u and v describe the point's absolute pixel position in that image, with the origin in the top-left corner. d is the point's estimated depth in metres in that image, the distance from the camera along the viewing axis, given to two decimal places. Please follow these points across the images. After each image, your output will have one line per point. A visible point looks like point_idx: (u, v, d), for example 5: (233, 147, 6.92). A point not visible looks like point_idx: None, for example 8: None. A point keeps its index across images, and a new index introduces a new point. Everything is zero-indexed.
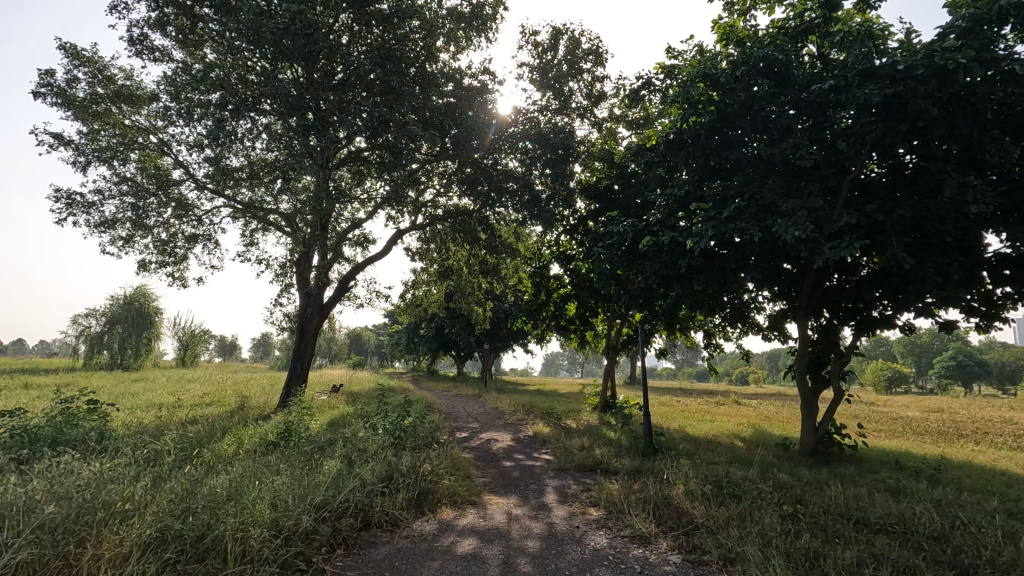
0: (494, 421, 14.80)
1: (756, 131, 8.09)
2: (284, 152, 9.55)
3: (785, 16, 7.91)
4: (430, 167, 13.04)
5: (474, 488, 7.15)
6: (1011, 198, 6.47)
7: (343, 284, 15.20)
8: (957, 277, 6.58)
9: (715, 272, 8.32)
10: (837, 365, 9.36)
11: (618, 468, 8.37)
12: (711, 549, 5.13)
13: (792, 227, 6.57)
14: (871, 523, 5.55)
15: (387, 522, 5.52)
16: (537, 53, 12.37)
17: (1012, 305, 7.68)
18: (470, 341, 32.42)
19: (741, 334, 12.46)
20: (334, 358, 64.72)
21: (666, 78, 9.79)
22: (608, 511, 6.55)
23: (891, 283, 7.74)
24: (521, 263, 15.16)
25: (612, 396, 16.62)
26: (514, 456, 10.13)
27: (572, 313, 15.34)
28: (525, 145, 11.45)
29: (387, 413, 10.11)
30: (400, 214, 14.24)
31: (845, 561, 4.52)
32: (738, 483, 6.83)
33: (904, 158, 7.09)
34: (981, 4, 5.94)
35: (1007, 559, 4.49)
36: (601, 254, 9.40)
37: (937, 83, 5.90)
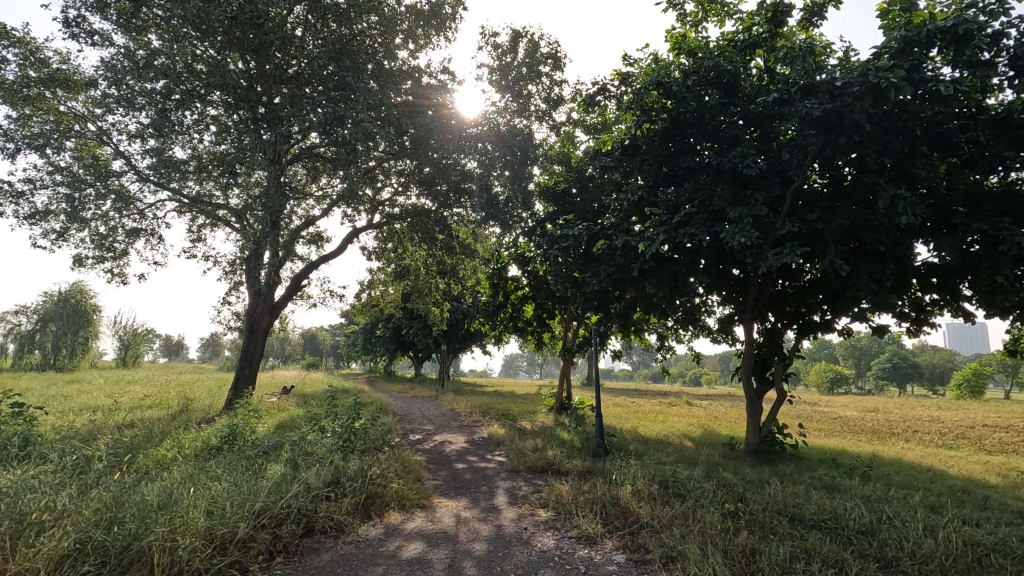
0: (449, 423, 14.69)
1: (707, 140, 8.37)
2: (232, 145, 9.21)
3: (734, 30, 8.16)
4: (388, 166, 12.85)
5: (424, 491, 7.07)
6: (939, 211, 6.88)
7: (295, 284, 14.78)
8: (889, 284, 6.95)
9: (667, 275, 8.52)
10: (780, 367, 9.71)
11: (570, 469, 8.46)
12: (654, 548, 5.23)
13: (738, 234, 6.79)
14: (806, 520, 5.79)
15: (331, 528, 5.39)
16: (497, 55, 12.37)
17: (940, 312, 8.17)
18: (428, 342, 32.16)
19: (692, 336, 12.81)
20: (287, 358, 63.09)
21: (622, 85, 10.02)
22: (557, 511, 6.61)
23: (830, 289, 8.11)
24: (480, 264, 15.12)
25: (568, 397, 16.79)
26: (467, 458, 10.08)
27: (529, 315, 15.42)
28: (484, 147, 11.42)
29: (338, 415, 9.88)
30: (356, 213, 13.97)
31: (779, 557, 4.68)
32: (684, 483, 7.00)
33: (843, 170, 7.48)
34: (912, 26, 6.31)
35: (926, 550, 4.76)
36: (557, 257, 9.49)
37: (871, 100, 6.16)
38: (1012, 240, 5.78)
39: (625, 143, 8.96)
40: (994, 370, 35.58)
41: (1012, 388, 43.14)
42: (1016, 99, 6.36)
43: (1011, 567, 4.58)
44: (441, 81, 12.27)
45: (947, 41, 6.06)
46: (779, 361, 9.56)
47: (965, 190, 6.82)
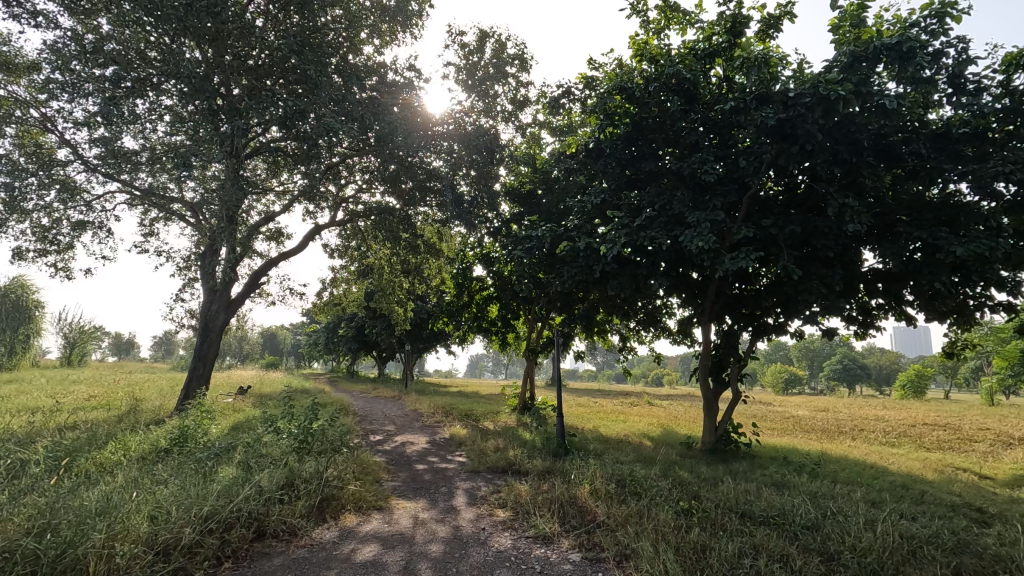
0: (411, 424, 14.56)
1: (668, 145, 8.53)
2: (188, 136, 8.88)
3: (695, 38, 8.32)
4: (352, 162, 12.66)
5: (381, 492, 6.98)
6: (884, 220, 7.22)
7: (253, 281, 14.39)
8: (838, 288, 7.24)
9: (628, 277, 8.65)
10: (736, 368, 9.99)
11: (529, 469, 8.49)
12: (609, 547, 5.29)
13: (697, 237, 6.94)
14: (755, 516, 5.97)
15: (284, 532, 5.25)
16: (464, 54, 12.34)
17: (885, 315, 8.57)
18: (392, 342, 31.83)
19: (653, 337, 13.06)
20: (245, 358, 61.33)
21: (586, 89, 10.12)
22: (515, 511, 6.62)
23: (784, 293, 8.39)
24: (445, 264, 15.01)
25: (531, 397, 16.87)
26: (428, 459, 10.01)
27: (494, 315, 15.40)
28: (450, 146, 11.32)
29: (294, 416, 9.65)
30: (319, 209, 13.69)
31: (728, 553, 4.82)
32: (641, 482, 7.13)
33: (797, 179, 7.76)
34: (860, 42, 6.60)
35: (867, 543, 4.98)
36: (521, 258, 9.50)
37: (822, 111, 6.40)
38: (949, 248, 6.12)
39: (589, 146, 9.04)
40: (935, 372, 37.52)
41: (952, 389, 45.66)
42: (954, 116, 6.74)
43: (942, 558, 4.84)
44: (406, 78, 12.15)
45: (892, 57, 6.36)
46: (734, 361, 9.85)
47: (908, 200, 7.18)
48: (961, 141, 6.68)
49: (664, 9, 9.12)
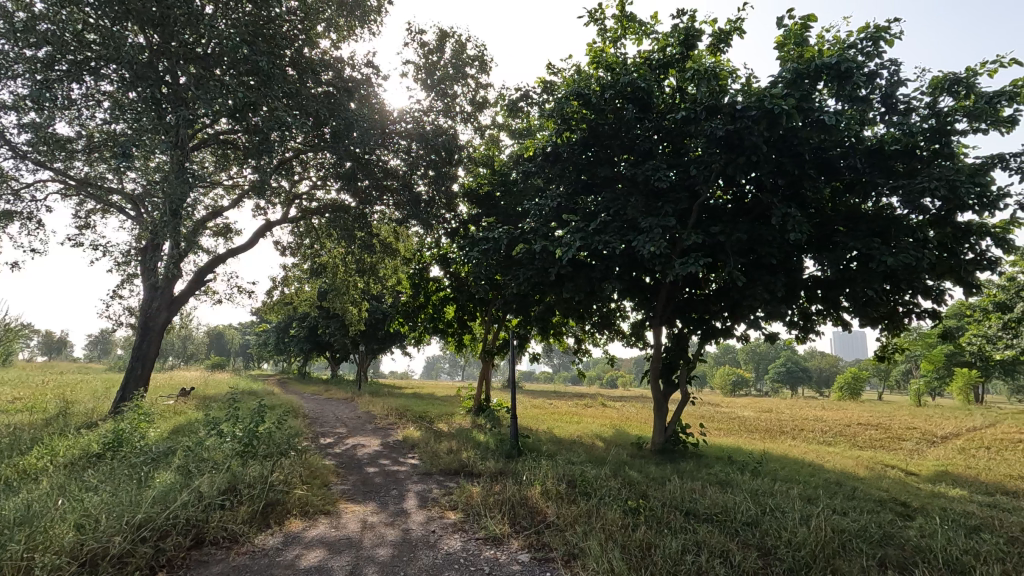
0: (363, 426, 14.31)
1: (623, 152, 8.70)
2: (129, 125, 8.45)
3: (650, 49, 8.53)
4: (306, 157, 12.36)
5: (329, 496, 6.83)
6: (823, 229, 7.61)
7: (199, 278, 13.82)
8: (780, 294, 7.57)
9: (583, 280, 8.78)
10: (685, 370, 10.28)
11: (482, 471, 8.48)
12: (558, 546, 5.35)
13: (648, 242, 7.12)
14: (700, 514, 6.17)
15: (224, 538, 5.06)
16: (423, 53, 12.24)
17: (823, 320, 9.00)
18: (346, 342, 31.18)
19: (607, 339, 13.29)
20: (188, 358, 58.69)
21: (544, 93, 10.22)
22: (466, 514, 6.60)
23: (730, 298, 8.70)
24: (401, 264, 14.84)
25: (486, 398, 16.85)
26: (380, 461, 9.85)
27: (450, 317, 15.28)
28: (407, 144, 11.21)
29: (240, 418, 9.32)
30: (270, 205, 13.29)
31: (672, 550, 4.96)
32: (591, 482, 7.25)
33: (744, 188, 8.07)
34: (802, 60, 6.93)
35: (801, 538, 5.22)
36: (478, 259, 9.50)
37: (766, 125, 6.69)
38: (881, 258, 6.50)
39: (546, 149, 9.14)
40: (870, 374, 39.73)
41: (884, 391, 48.46)
42: (886, 133, 7.16)
43: (869, 550, 5.12)
44: (364, 74, 11.96)
45: (832, 76, 6.71)
46: (684, 363, 10.14)
47: (845, 212, 7.59)
48: (893, 157, 7.10)
49: (621, 18, 9.31)
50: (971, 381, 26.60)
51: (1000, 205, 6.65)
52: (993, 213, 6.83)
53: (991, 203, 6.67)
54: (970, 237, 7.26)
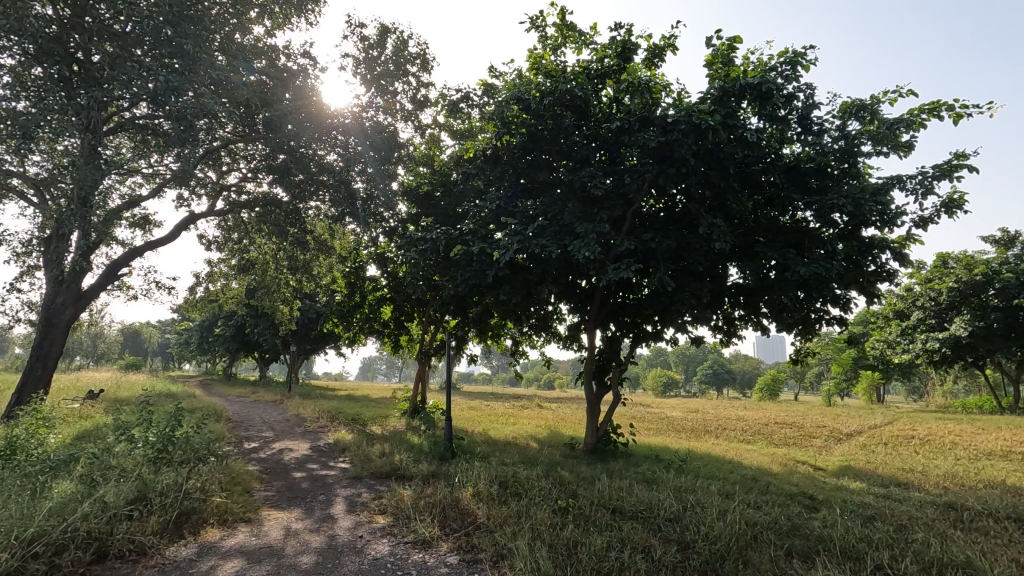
0: (292, 430, 13.76)
1: (562, 158, 8.87)
2: (32, 103, 7.74)
3: (588, 58, 8.73)
4: (235, 148, 11.79)
5: (251, 503, 6.53)
6: (745, 240, 8.06)
7: (111, 272, 12.83)
8: (705, 299, 7.95)
9: (520, 283, 8.87)
10: (617, 372, 10.57)
11: (414, 474, 8.36)
12: (486, 547, 5.38)
13: (583, 247, 7.28)
14: (625, 511, 6.37)
15: (130, 551, 4.72)
16: (363, 47, 11.96)
17: (744, 325, 9.52)
18: (276, 343, 29.88)
19: (544, 341, 13.46)
20: (99, 358, 54.39)
21: (486, 96, 10.25)
22: (395, 518, 6.49)
23: (660, 302, 9.03)
24: (335, 262, 14.40)
25: (422, 400, 16.63)
26: (307, 466, 9.52)
27: (387, 317, 14.90)
28: (345, 139, 10.92)
29: (155, 422, 8.73)
30: (194, 196, 12.56)
31: (598, 547, 5.10)
32: (522, 482, 7.33)
33: (674, 198, 8.43)
34: (729, 79, 7.32)
35: (718, 532, 5.49)
36: (414, 259, 9.38)
37: (694, 138, 7.03)
38: (795, 267, 6.96)
39: (486, 152, 9.16)
40: (787, 376, 42.37)
41: (799, 391, 51.81)
42: (802, 152, 7.68)
43: (777, 541, 5.47)
44: (299, 65, 11.56)
45: (754, 95, 7.13)
46: (616, 365, 10.42)
47: (765, 223, 8.08)
48: (807, 174, 7.63)
49: (562, 27, 9.49)
50: (874, 382, 29.00)
51: (898, 222, 7.28)
52: (892, 229, 7.46)
53: (891, 220, 7.29)
54: (873, 251, 7.90)
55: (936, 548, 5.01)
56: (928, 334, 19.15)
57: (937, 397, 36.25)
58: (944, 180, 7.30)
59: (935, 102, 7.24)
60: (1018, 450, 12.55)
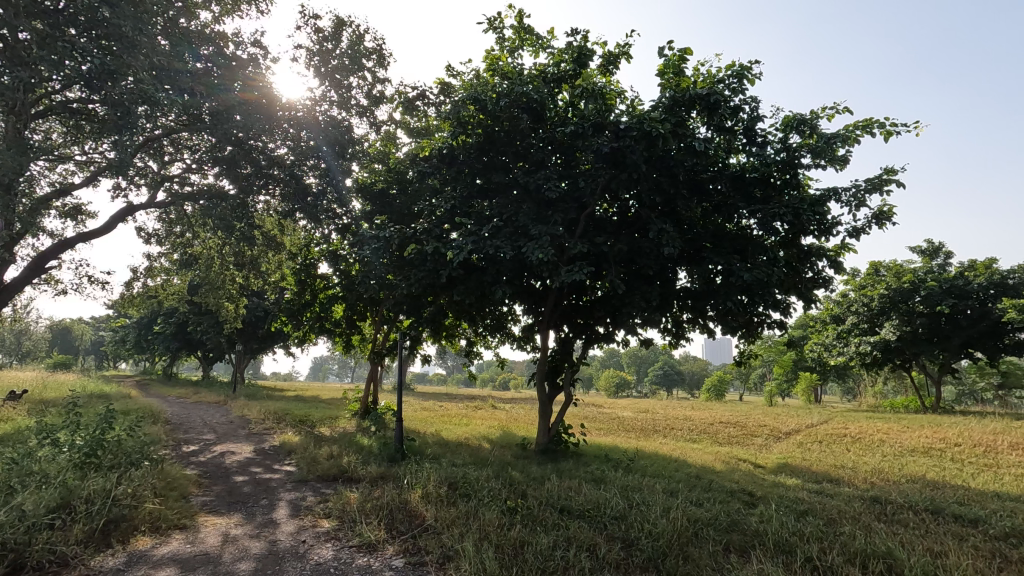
0: (235, 432, 13.23)
1: (518, 160, 8.89)
2: None
3: (545, 62, 8.79)
4: (179, 137, 11.27)
5: (186, 508, 6.24)
6: (693, 245, 8.31)
7: (38, 264, 12.02)
8: (655, 303, 8.15)
9: (474, 283, 8.84)
10: (569, 373, 10.69)
11: (362, 476, 8.21)
12: (433, 549, 5.33)
13: (537, 249, 7.32)
14: (573, 511, 6.45)
15: (51, 563, 4.43)
16: (317, 39, 11.66)
17: (693, 328, 9.80)
18: (221, 341, 28.70)
19: (499, 342, 13.48)
20: (23, 356, 50.86)
21: (443, 95, 10.18)
22: (340, 521, 6.35)
23: (612, 305, 9.20)
24: (285, 259, 13.97)
25: (374, 401, 16.33)
26: (250, 469, 9.18)
27: (338, 316, 14.52)
28: (296, 133, 10.63)
29: (83, 425, 8.23)
30: (133, 186, 11.93)
31: (544, 547, 5.14)
32: (472, 483, 7.33)
33: (627, 203, 8.60)
34: (679, 88, 7.53)
35: (660, 528, 5.64)
36: (367, 258, 9.20)
37: (645, 145, 7.20)
38: (739, 273, 7.22)
39: (442, 151, 9.07)
40: (732, 377, 43.89)
41: (743, 391, 53.84)
42: (747, 161, 7.99)
43: (716, 537, 5.66)
44: (249, 54, 11.16)
45: (703, 105, 7.37)
46: (568, 367, 10.54)
47: (713, 229, 8.35)
48: (752, 184, 7.95)
49: (519, 29, 9.53)
50: (812, 382, 30.47)
51: (834, 231, 7.67)
52: (828, 238, 7.87)
53: (827, 229, 7.68)
54: (811, 258, 8.31)
55: (860, 540, 5.31)
56: (861, 337, 20.28)
57: (869, 397, 38.38)
58: (875, 193, 7.76)
59: (868, 119, 7.68)
60: (937, 446, 13.48)
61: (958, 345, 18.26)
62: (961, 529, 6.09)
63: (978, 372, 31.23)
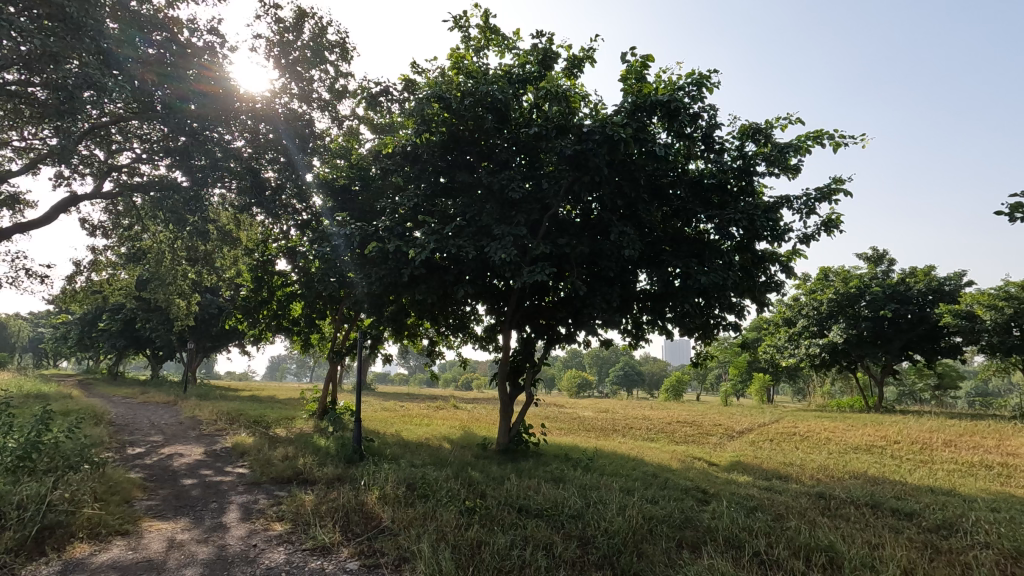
0: (185, 433, 12.74)
1: (482, 160, 8.87)
2: None
3: (510, 63, 8.80)
4: (127, 125, 10.77)
5: (129, 513, 5.98)
6: (653, 248, 8.47)
7: None
8: (615, 304, 8.27)
9: (436, 283, 8.76)
10: (530, 373, 10.73)
11: (318, 477, 8.04)
12: (389, 552, 5.26)
13: (500, 250, 7.33)
14: (531, 510, 6.49)
15: None
16: (278, 29, 11.34)
17: (652, 329, 9.99)
18: (171, 340, 27.57)
19: (461, 342, 13.43)
20: None
21: (407, 91, 10.06)
22: (294, 524, 6.20)
23: (574, 305, 9.28)
24: (241, 254, 13.53)
25: (332, 401, 15.99)
26: (200, 472, 8.85)
27: (296, 315, 14.17)
28: (255, 125, 10.39)
29: (16, 426, 7.75)
30: (77, 175, 11.32)
31: (501, 546, 5.15)
32: (431, 483, 7.27)
33: (589, 206, 8.70)
34: (641, 94, 7.67)
35: (616, 526, 5.73)
36: (327, 255, 9.00)
37: (608, 148, 7.31)
38: (697, 276, 7.40)
39: (405, 148, 8.95)
40: (690, 377, 44.88)
41: (700, 391, 55.20)
42: (706, 168, 8.20)
43: (670, 534, 5.80)
44: (205, 41, 10.76)
45: (664, 112, 7.52)
46: (530, 367, 10.59)
47: (672, 233, 8.53)
48: (709, 190, 8.16)
49: (485, 29, 9.52)
50: (765, 383, 31.50)
51: (786, 237, 7.96)
52: (780, 244, 8.16)
53: (779, 235, 7.96)
54: (764, 263, 8.60)
55: (805, 534, 5.52)
56: (811, 340, 21.11)
57: (818, 397, 39.97)
58: (824, 202, 8.09)
59: (818, 131, 8.02)
60: (878, 444, 14.18)
61: (898, 348, 19.31)
62: (897, 522, 6.42)
63: (917, 373, 32.99)
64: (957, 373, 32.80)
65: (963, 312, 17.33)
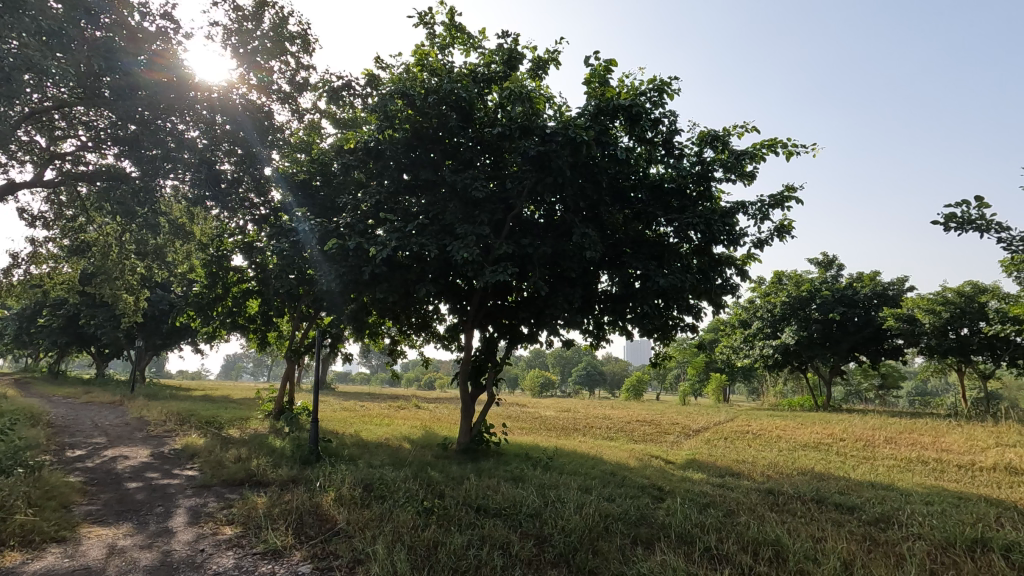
0: (131, 435, 12.20)
1: (446, 158, 8.82)
2: None
3: (475, 62, 8.78)
4: (72, 111, 10.24)
5: (66, 519, 5.68)
6: (614, 250, 8.60)
7: None
8: (576, 305, 8.36)
9: (398, 281, 8.66)
10: (492, 373, 10.74)
11: (272, 479, 7.83)
12: (343, 554, 5.17)
13: (462, 249, 7.31)
14: (489, 509, 6.50)
15: None
16: (236, 17, 10.99)
17: (612, 330, 10.14)
18: (119, 337, 26.34)
19: (424, 341, 13.31)
20: None
21: (370, 87, 9.91)
22: (245, 527, 6.02)
23: (536, 305, 9.33)
24: (194, 249, 13.03)
25: (289, 401, 15.60)
26: (146, 475, 8.49)
27: (253, 312, 13.77)
28: (211, 116, 9.92)
29: None
30: (15, 161, 10.69)
31: (458, 546, 5.14)
32: (389, 484, 7.19)
33: (552, 207, 8.76)
34: (604, 98, 7.78)
35: (572, 525, 5.78)
36: (285, 251, 8.77)
37: (570, 150, 7.39)
38: (655, 278, 7.56)
39: (367, 145, 8.82)
40: (650, 377, 45.65)
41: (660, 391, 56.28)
42: (665, 172, 8.38)
43: (625, 530, 5.90)
44: (158, 26, 10.33)
45: (625, 116, 7.65)
46: (491, 367, 10.58)
47: (632, 236, 8.67)
48: (669, 194, 8.34)
49: (450, 27, 9.47)
50: (721, 383, 32.37)
51: (741, 241, 8.20)
52: (736, 248, 8.40)
53: (735, 239, 8.20)
54: (721, 266, 8.84)
55: (753, 529, 5.71)
56: (765, 341, 21.85)
57: (771, 397, 41.32)
58: (777, 208, 8.39)
59: (772, 139, 8.30)
60: (825, 441, 14.79)
61: (846, 349, 20.03)
62: (839, 515, 6.72)
63: (863, 373, 34.53)
64: (899, 373, 34.50)
65: (905, 316, 18.29)
